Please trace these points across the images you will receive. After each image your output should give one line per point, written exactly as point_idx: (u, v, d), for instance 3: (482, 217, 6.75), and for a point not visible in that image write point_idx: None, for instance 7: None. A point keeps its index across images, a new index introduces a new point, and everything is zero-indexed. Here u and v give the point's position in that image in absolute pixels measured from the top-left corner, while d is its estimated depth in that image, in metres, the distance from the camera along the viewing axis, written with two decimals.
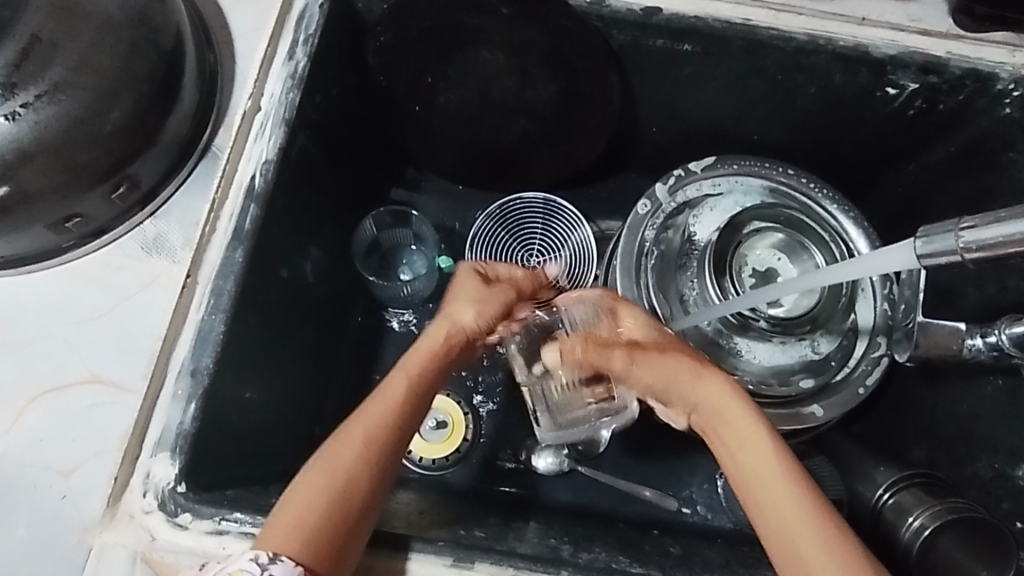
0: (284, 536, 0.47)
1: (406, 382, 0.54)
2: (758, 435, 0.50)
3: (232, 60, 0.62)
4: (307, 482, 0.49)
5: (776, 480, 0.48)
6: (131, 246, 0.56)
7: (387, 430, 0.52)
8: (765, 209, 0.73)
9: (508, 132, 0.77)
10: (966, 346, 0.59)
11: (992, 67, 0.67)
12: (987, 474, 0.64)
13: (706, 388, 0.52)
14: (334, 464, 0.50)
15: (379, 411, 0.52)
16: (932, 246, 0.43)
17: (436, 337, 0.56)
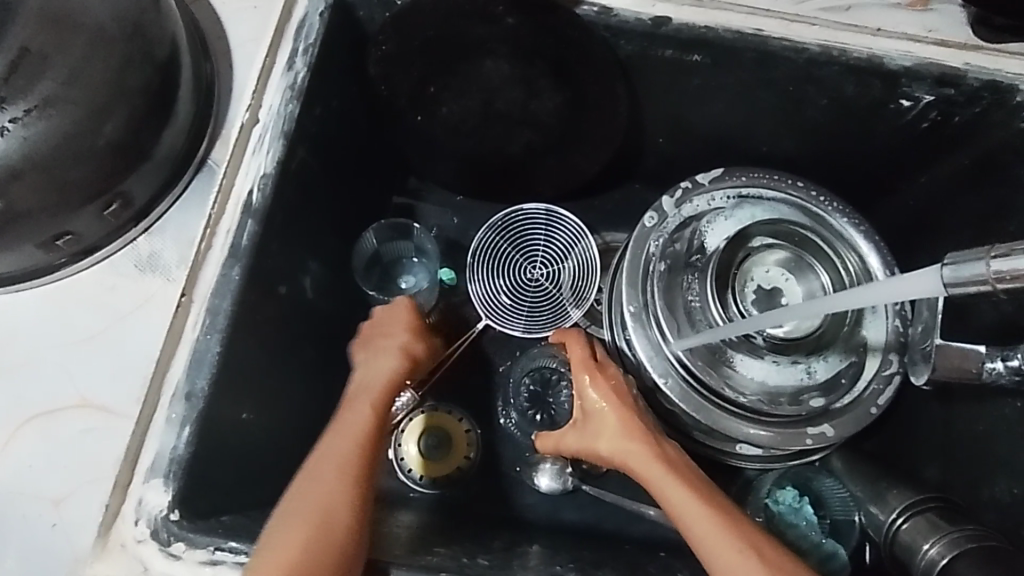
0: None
1: (367, 411, 0.56)
2: (655, 472, 0.58)
3: (230, 70, 0.60)
4: (282, 520, 0.49)
5: (704, 529, 0.54)
6: (124, 264, 0.54)
7: (361, 457, 0.53)
8: (774, 223, 0.71)
9: (513, 142, 0.75)
10: (986, 368, 0.55)
11: (1010, 79, 0.65)
12: (1004, 498, 0.62)
13: (625, 452, 0.60)
14: (308, 501, 0.50)
15: (348, 445, 0.54)
16: (959, 272, 0.41)
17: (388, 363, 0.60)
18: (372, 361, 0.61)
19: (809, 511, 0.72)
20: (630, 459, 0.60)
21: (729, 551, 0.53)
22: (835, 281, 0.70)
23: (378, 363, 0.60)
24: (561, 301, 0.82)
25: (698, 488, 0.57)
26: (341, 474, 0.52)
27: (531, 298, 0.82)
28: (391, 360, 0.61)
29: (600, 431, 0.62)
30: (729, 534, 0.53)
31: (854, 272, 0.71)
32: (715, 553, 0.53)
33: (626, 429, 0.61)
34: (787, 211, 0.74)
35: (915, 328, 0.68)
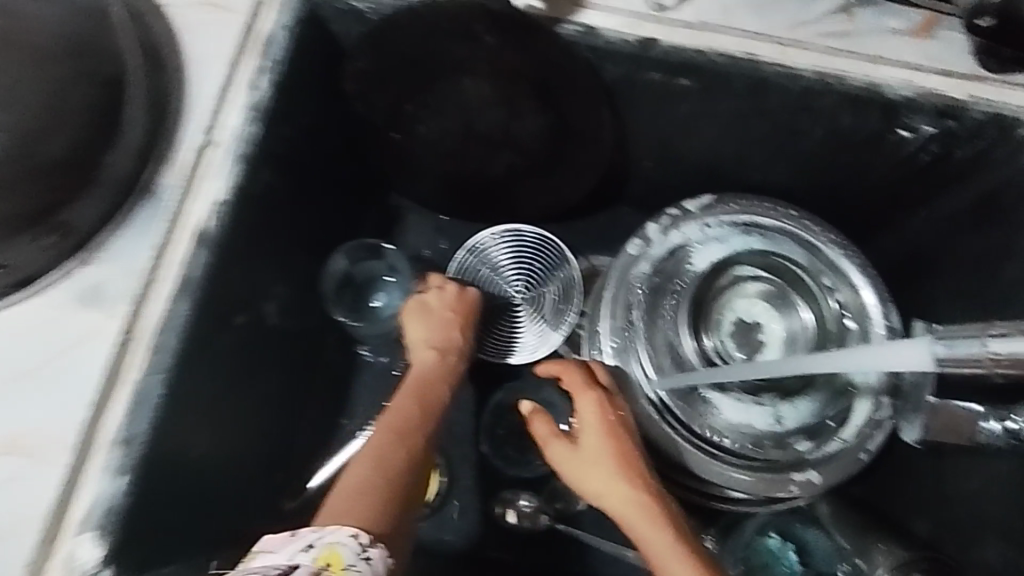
0: (349, 520, 0.45)
1: (424, 403, 0.57)
2: (652, 529, 0.52)
3: (185, 88, 0.56)
4: (351, 476, 0.49)
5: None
6: (63, 296, 0.50)
7: (418, 421, 0.54)
8: (755, 253, 0.71)
9: (494, 165, 0.72)
10: (982, 431, 0.52)
11: (1015, 113, 0.62)
12: (995, 559, 0.59)
13: (621, 502, 0.54)
14: (380, 465, 0.49)
15: (415, 426, 0.54)
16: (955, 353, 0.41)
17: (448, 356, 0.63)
18: (424, 343, 0.64)
19: (792, 559, 0.70)
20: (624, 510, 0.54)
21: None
22: (817, 319, 0.69)
23: (427, 351, 0.62)
24: (540, 328, 0.78)
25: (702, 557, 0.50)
26: (408, 446, 0.52)
27: (511, 324, 0.78)
28: (448, 354, 0.63)
29: (594, 473, 0.56)
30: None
31: (848, 306, 0.68)
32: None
33: (627, 478, 0.55)
34: (779, 241, 0.71)
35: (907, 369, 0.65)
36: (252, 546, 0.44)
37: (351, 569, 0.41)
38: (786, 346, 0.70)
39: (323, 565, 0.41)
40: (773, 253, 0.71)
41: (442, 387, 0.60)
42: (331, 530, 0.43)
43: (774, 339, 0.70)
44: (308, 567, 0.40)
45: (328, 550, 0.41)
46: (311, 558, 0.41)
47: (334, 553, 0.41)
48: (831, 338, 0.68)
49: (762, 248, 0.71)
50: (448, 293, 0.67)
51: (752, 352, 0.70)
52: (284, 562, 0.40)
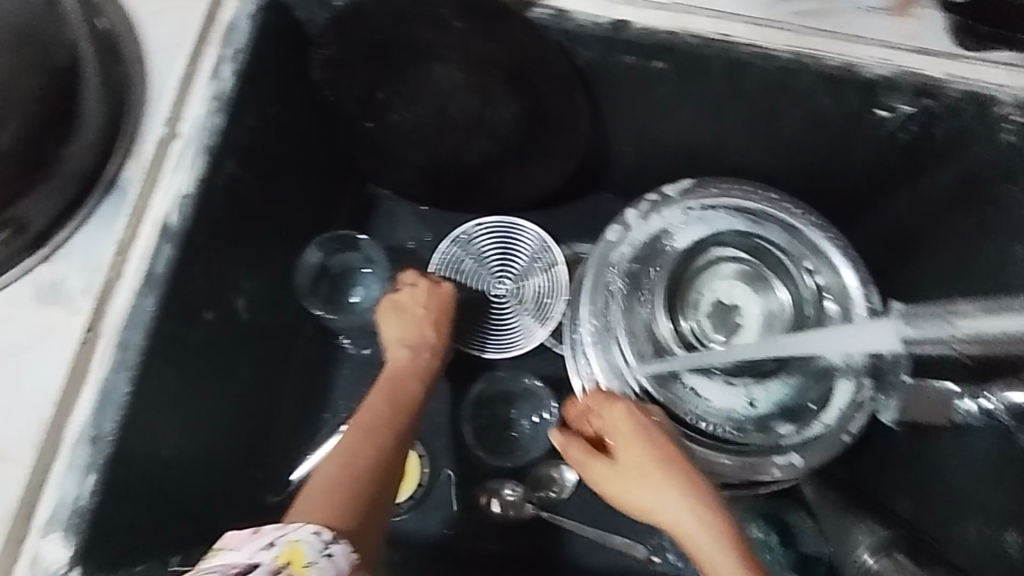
0: (316, 518, 0.46)
1: (396, 404, 0.59)
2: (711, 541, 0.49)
3: (146, 78, 0.55)
4: (319, 476, 0.50)
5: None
6: (23, 295, 0.49)
7: (385, 425, 0.56)
8: (727, 233, 0.70)
9: (470, 150, 0.71)
10: (959, 409, 0.60)
11: (991, 89, 0.61)
12: (975, 536, 0.59)
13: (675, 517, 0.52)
14: (350, 463, 0.51)
15: (386, 427, 0.56)
16: None
17: (422, 355, 0.64)
18: (398, 341, 0.65)
19: (773, 544, 0.69)
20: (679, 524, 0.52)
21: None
22: (794, 298, 0.68)
23: (400, 350, 0.64)
24: (524, 317, 0.78)
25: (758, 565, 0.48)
26: (377, 445, 0.53)
27: (494, 314, 0.78)
28: (421, 353, 0.64)
29: (645, 488, 0.55)
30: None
31: (827, 286, 0.67)
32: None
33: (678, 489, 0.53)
34: (758, 222, 0.70)
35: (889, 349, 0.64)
36: (217, 544, 0.45)
37: (311, 566, 0.42)
38: (764, 329, 0.69)
39: (283, 562, 0.42)
40: (751, 234, 0.70)
41: (415, 387, 0.61)
42: (293, 528, 0.44)
43: (751, 321, 0.70)
44: (268, 565, 0.42)
45: (289, 547, 0.43)
46: (272, 556, 0.42)
47: (295, 550, 0.43)
48: (809, 322, 0.67)
49: (741, 229, 0.70)
50: (421, 289, 0.67)
51: (729, 335, 0.69)
52: (244, 560, 0.42)
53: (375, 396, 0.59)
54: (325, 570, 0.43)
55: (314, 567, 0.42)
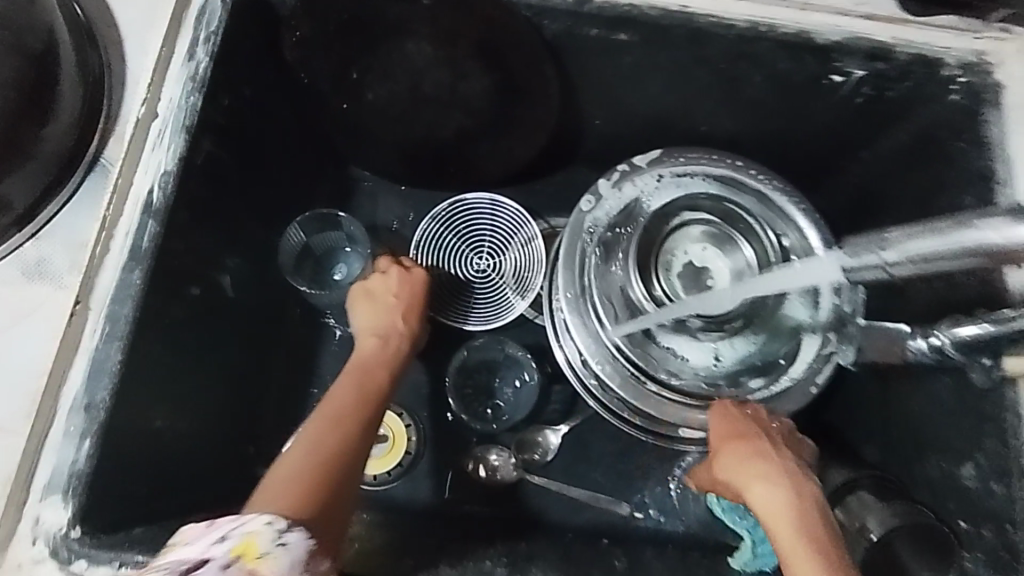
0: (279, 508, 0.48)
1: (363, 395, 0.60)
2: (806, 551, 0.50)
3: (122, 60, 0.56)
4: (288, 467, 0.52)
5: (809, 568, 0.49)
6: (10, 273, 0.50)
7: (354, 412, 0.58)
8: (691, 197, 0.73)
9: (445, 125, 0.73)
10: (910, 347, 0.55)
11: (939, 52, 0.64)
12: (935, 474, 0.62)
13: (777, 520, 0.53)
14: (318, 455, 0.53)
15: (352, 420, 0.57)
16: None
17: (395, 341, 0.66)
18: (370, 329, 0.67)
19: None
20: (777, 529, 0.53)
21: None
22: (760, 255, 0.71)
23: (370, 339, 0.66)
24: (505, 290, 0.80)
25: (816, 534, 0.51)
26: (343, 434, 0.55)
27: (476, 288, 0.80)
28: (393, 338, 0.67)
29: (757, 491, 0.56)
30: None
31: (792, 247, 0.71)
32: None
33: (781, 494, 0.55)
34: (724, 188, 0.73)
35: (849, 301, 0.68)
36: (171, 539, 0.46)
37: (266, 556, 0.43)
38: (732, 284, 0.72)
39: (237, 554, 0.43)
40: (717, 197, 0.73)
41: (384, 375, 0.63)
42: (250, 519, 0.45)
43: (721, 280, 0.73)
44: (221, 558, 0.42)
45: (243, 540, 0.43)
46: (225, 549, 0.43)
47: (250, 541, 0.43)
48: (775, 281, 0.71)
49: (708, 193, 0.73)
50: (391, 277, 0.70)
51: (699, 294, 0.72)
52: (197, 556, 0.42)
53: (347, 389, 0.61)
54: (281, 559, 0.43)
55: (269, 557, 0.43)
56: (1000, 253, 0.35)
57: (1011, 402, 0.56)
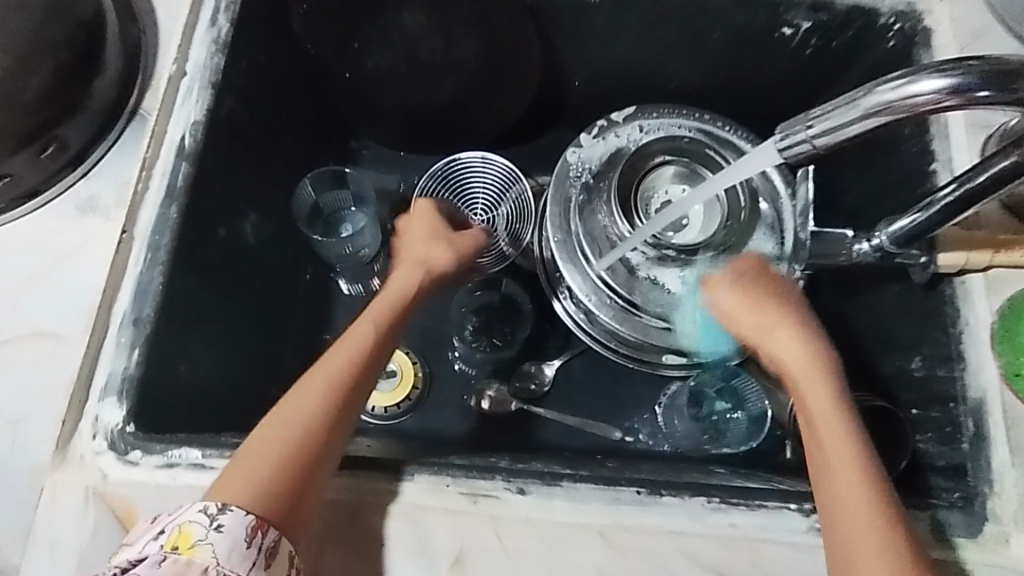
0: (239, 491, 0.50)
1: (348, 357, 0.58)
2: (841, 441, 0.54)
3: (156, 28, 0.64)
4: (257, 446, 0.52)
5: (839, 469, 0.53)
6: (67, 207, 0.58)
7: (354, 368, 0.57)
8: (671, 140, 0.77)
9: (440, 91, 0.81)
10: (854, 250, 0.62)
11: (875, 2, 0.71)
12: (892, 371, 0.69)
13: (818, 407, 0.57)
14: (279, 437, 0.53)
15: (318, 389, 0.55)
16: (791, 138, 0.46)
17: (405, 283, 0.67)
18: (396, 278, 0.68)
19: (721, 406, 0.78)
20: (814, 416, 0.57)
21: (853, 505, 0.51)
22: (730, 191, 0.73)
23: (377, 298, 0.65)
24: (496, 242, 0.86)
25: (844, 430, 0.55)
26: (333, 400, 0.55)
27: None
28: (414, 269, 0.69)
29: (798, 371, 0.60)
30: (861, 480, 0.52)
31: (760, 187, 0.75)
32: (835, 501, 0.52)
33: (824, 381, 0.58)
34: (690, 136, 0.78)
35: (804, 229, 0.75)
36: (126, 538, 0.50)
37: (198, 544, 0.47)
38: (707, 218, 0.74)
39: (172, 546, 0.47)
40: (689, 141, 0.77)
41: (369, 335, 0.60)
42: (186, 510, 0.49)
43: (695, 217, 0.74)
44: (157, 553, 0.47)
45: (177, 532, 0.48)
46: (160, 544, 0.47)
47: (183, 533, 0.48)
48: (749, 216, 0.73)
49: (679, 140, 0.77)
50: (411, 219, 0.74)
51: (674, 230, 0.74)
52: (135, 554, 0.47)
53: (332, 354, 0.58)
54: (212, 545, 0.47)
55: (201, 543, 0.47)
56: (913, 111, 0.40)
57: (948, 296, 0.63)
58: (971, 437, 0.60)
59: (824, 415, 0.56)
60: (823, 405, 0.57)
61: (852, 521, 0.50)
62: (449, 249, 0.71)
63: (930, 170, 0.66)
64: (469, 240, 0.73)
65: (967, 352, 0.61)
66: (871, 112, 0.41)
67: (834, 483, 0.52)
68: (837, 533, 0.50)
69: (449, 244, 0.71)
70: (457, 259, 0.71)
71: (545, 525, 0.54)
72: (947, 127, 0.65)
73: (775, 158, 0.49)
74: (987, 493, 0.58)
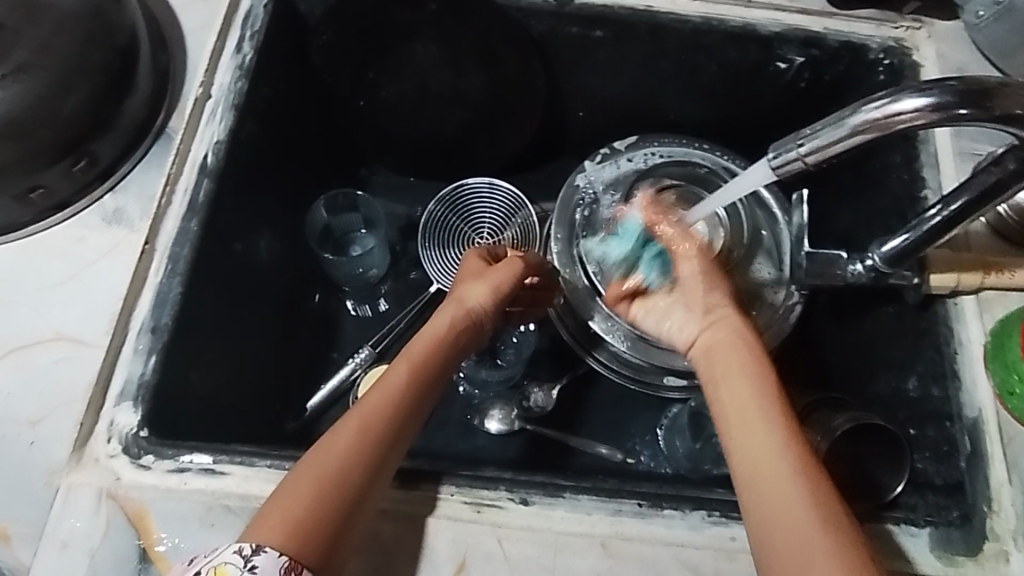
0: (273, 529, 0.47)
1: (387, 394, 0.56)
2: (773, 437, 0.51)
3: (185, 55, 0.69)
4: (293, 483, 0.50)
5: (767, 456, 0.50)
6: (92, 218, 0.61)
7: (397, 407, 0.56)
8: (675, 164, 0.80)
9: (447, 122, 0.85)
10: (848, 271, 0.64)
11: (863, 39, 0.75)
12: (887, 392, 0.71)
13: (744, 397, 0.54)
14: (316, 475, 0.50)
15: (353, 425, 0.53)
16: (781, 155, 0.49)
17: (444, 321, 0.64)
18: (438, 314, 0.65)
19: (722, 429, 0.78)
20: (748, 410, 0.54)
21: (798, 492, 0.48)
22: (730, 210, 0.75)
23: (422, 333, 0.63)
24: None
25: (767, 413, 0.53)
26: (374, 437, 0.53)
27: None
28: (456, 309, 0.66)
29: (725, 360, 0.58)
30: (801, 467, 0.49)
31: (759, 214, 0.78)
32: (776, 488, 0.49)
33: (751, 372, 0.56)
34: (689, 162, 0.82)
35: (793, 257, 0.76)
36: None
37: None
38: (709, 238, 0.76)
39: None
40: (687, 167, 0.80)
41: (404, 370, 0.58)
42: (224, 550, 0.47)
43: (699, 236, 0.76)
44: None
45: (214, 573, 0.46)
46: None
47: (220, 572, 0.46)
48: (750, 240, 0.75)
49: (678, 164, 0.81)
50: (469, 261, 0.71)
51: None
52: None
53: (369, 393, 0.57)
54: None
55: None
56: (905, 126, 0.43)
57: (941, 317, 0.65)
58: (968, 455, 0.61)
59: (744, 399, 0.54)
60: (746, 389, 0.55)
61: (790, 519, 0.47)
62: (485, 285, 0.68)
63: (921, 196, 0.68)
64: (505, 271, 0.69)
65: (961, 371, 0.63)
66: (857, 130, 0.44)
67: (767, 477, 0.50)
68: (779, 525, 0.48)
69: (483, 278, 0.68)
70: (494, 294, 0.68)
71: (546, 534, 0.55)
72: (935, 156, 0.69)
73: (769, 175, 0.52)
74: (984, 511, 0.58)
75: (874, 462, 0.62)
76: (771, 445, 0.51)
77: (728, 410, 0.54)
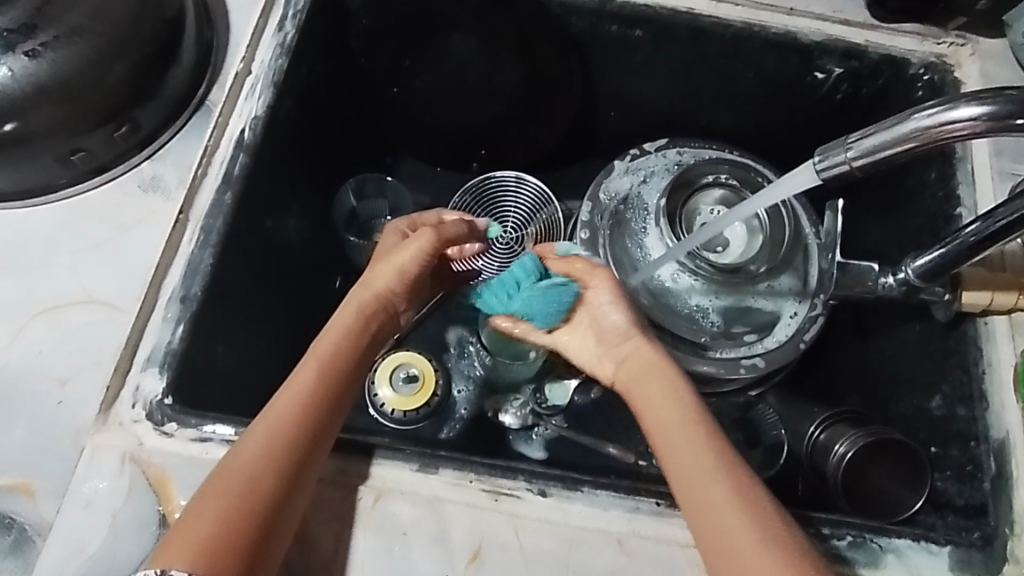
0: (180, 550, 0.46)
1: (296, 400, 0.54)
2: (709, 458, 0.53)
3: (228, 30, 0.69)
4: (202, 501, 0.49)
5: (704, 480, 0.51)
6: (129, 185, 0.62)
7: (306, 410, 0.54)
8: (717, 163, 0.77)
9: (479, 114, 0.87)
10: (879, 283, 0.64)
11: (905, 54, 0.75)
12: (908, 410, 0.70)
13: (674, 428, 0.55)
14: (223, 489, 0.49)
15: (261, 435, 0.52)
16: (825, 160, 0.50)
17: (348, 314, 0.63)
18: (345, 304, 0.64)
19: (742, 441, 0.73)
20: (682, 439, 0.54)
21: (736, 513, 0.49)
22: (771, 215, 0.73)
23: (330, 333, 0.61)
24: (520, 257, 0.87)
25: (699, 436, 0.54)
26: (283, 444, 0.51)
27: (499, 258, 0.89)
28: (358, 305, 0.63)
29: (648, 392, 0.59)
30: (742, 491, 0.50)
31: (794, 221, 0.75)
32: (718, 512, 0.50)
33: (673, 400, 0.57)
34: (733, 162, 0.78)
35: (817, 273, 0.74)
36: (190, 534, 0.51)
37: None
38: (746, 244, 0.74)
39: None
40: (731, 165, 0.77)
41: (312, 373, 0.56)
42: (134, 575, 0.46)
43: (736, 239, 0.75)
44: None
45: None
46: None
47: None
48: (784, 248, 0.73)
49: (723, 163, 0.78)
50: (391, 237, 0.70)
51: (711, 253, 0.74)
52: None
53: (278, 398, 0.55)
54: None
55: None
56: (953, 137, 0.43)
57: (969, 337, 0.64)
58: (992, 477, 0.60)
59: (674, 424, 0.55)
60: (669, 415, 0.56)
61: (740, 541, 0.48)
62: (392, 270, 0.66)
63: (955, 214, 0.68)
64: (415, 250, 0.66)
65: (987, 392, 0.62)
66: (906, 137, 0.45)
67: (712, 498, 0.50)
68: (729, 543, 0.48)
69: (391, 261, 0.66)
70: (402, 277, 0.66)
71: (562, 527, 0.55)
72: (971, 175, 0.68)
73: (813, 179, 0.52)
74: (1007, 534, 0.58)
75: (889, 484, 0.61)
76: (703, 469, 0.52)
77: (653, 437, 0.57)
